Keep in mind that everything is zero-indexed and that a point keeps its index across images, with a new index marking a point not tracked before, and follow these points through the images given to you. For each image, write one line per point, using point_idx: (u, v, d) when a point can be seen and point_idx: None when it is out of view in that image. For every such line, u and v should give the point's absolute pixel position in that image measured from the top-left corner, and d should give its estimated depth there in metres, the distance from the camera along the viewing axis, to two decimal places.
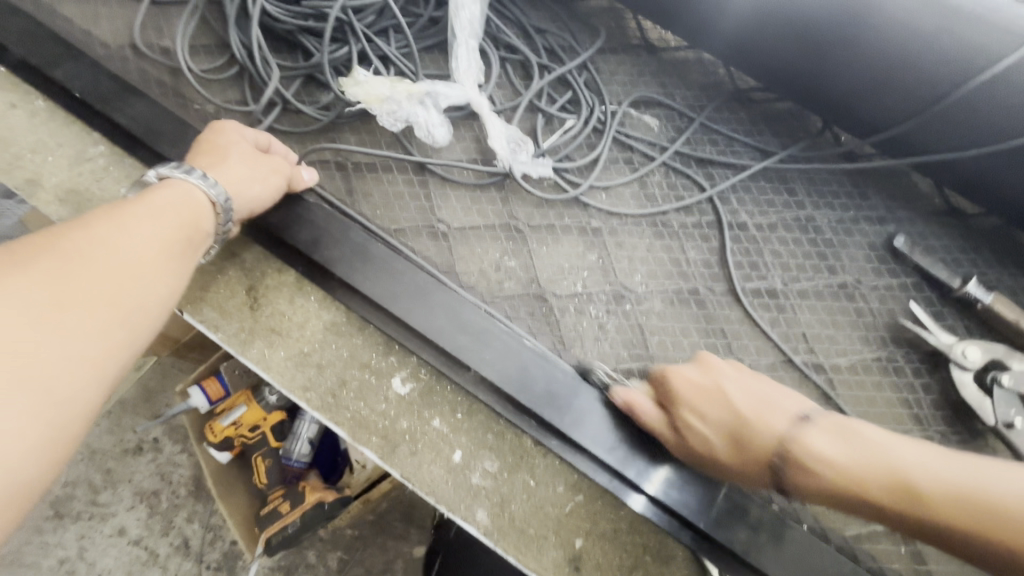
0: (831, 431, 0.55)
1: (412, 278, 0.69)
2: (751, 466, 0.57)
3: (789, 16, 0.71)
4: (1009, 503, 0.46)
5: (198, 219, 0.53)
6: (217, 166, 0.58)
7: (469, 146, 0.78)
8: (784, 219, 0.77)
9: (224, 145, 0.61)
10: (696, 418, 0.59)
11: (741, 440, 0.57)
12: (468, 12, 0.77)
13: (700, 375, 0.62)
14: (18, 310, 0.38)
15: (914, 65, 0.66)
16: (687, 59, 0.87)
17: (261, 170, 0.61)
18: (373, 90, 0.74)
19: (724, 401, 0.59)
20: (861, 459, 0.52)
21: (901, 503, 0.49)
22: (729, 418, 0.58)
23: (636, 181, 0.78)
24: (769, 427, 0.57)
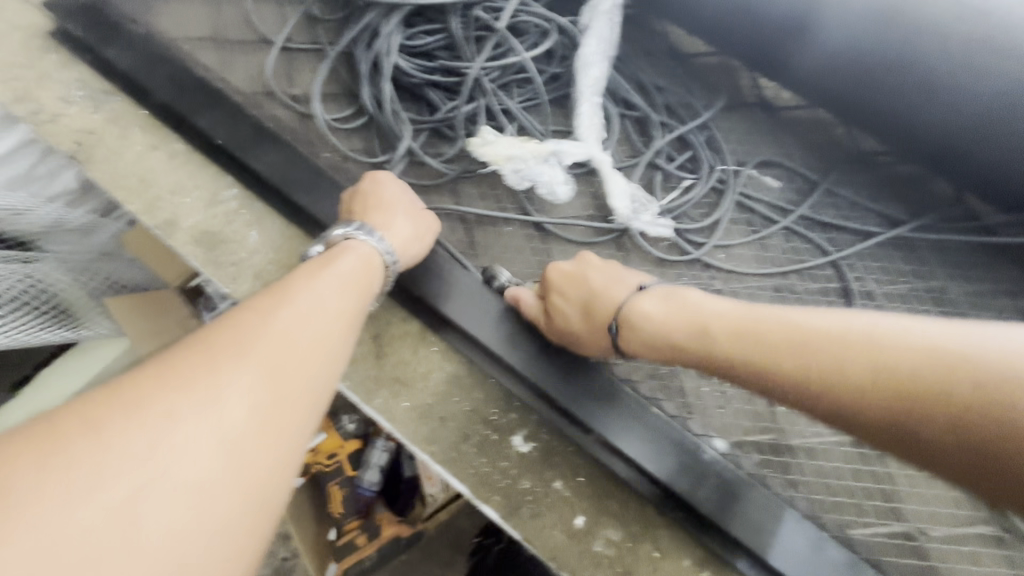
0: (659, 297, 0.62)
1: (537, 335, 0.69)
2: (598, 334, 0.65)
3: (919, 88, 0.70)
4: (803, 331, 0.51)
5: (365, 281, 0.57)
6: (387, 222, 0.63)
7: (587, 203, 0.78)
8: (914, 289, 0.75)
9: (387, 198, 0.66)
10: (569, 300, 0.66)
11: (596, 312, 0.65)
12: (596, 71, 0.79)
13: (573, 268, 0.68)
14: (248, 408, 0.40)
15: None
16: (805, 119, 0.86)
17: (416, 225, 0.66)
18: (501, 150, 0.76)
19: (584, 283, 0.66)
20: (673, 315, 0.60)
21: (730, 348, 0.54)
22: (588, 296, 0.66)
23: (756, 242, 0.77)
24: (609, 297, 0.65)
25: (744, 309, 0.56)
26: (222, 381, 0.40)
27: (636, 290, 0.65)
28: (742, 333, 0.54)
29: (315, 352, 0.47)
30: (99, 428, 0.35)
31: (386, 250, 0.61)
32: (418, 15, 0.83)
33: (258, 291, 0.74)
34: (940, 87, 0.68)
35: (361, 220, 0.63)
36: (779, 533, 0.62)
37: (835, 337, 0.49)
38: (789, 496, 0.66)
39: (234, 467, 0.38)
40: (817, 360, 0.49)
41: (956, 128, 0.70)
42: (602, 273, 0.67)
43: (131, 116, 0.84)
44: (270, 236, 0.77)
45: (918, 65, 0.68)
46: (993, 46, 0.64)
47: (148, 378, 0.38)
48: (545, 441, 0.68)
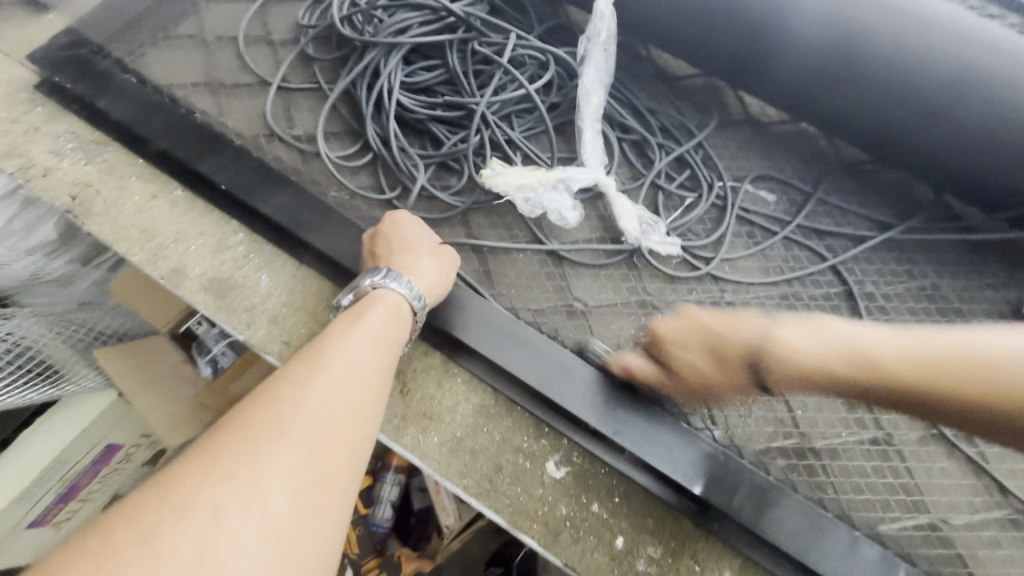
0: (800, 327, 0.55)
1: (560, 359, 0.71)
2: (733, 378, 0.60)
3: (909, 100, 0.74)
4: (1007, 361, 0.45)
5: (393, 333, 0.57)
6: (413, 266, 0.64)
7: (595, 225, 0.80)
8: (910, 289, 0.79)
9: (410, 241, 0.67)
10: (684, 349, 0.63)
11: (723, 354, 0.60)
12: (596, 100, 0.81)
13: (682, 319, 0.63)
14: (293, 492, 0.40)
15: None
16: (790, 133, 0.90)
17: (438, 267, 0.67)
18: (510, 179, 0.77)
19: (699, 328, 0.62)
20: (823, 348, 0.52)
21: (914, 382, 0.48)
22: (710, 339, 0.60)
23: (759, 253, 0.80)
24: (740, 339, 0.58)
25: (919, 340, 0.49)
26: (265, 468, 0.39)
27: (766, 319, 0.57)
28: (924, 364, 0.47)
29: (351, 418, 0.46)
30: (148, 538, 0.34)
31: (415, 295, 0.61)
32: (416, 53, 0.85)
33: (275, 336, 0.73)
34: (940, 87, 0.71)
35: (387, 266, 0.64)
36: (815, 536, 0.63)
37: (992, 359, 0.45)
38: (818, 498, 0.68)
39: (284, 559, 0.37)
40: (994, 382, 0.44)
41: (947, 131, 0.74)
42: (714, 314, 0.62)
43: (127, 165, 0.82)
44: (283, 279, 0.76)
45: (913, 78, 0.72)
46: (976, 61, 0.68)
47: (191, 474, 0.38)
48: (578, 465, 0.69)
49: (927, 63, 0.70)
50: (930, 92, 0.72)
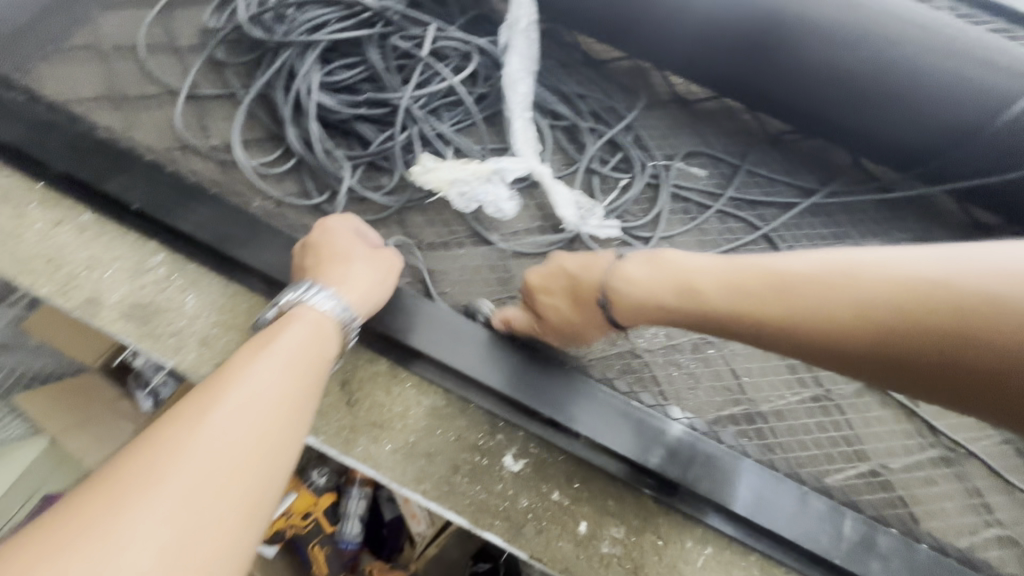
0: (681, 265, 0.56)
1: (510, 352, 0.70)
2: (593, 318, 0.62)
3: (815, 71, 0.77)
4: (877, 285, 0.44)
5: (311, 354, 0.52)
6: (344, 275, 0.62)
7: (534, 214, 0.80)
8: (835, 251, 0.83)
9: (340, 248, 0.64)
10: (546, 292, 0.65)
11: (582, 293, 0.61)
12: (523, 87, 0.80)
13: (546, 266, 0.65)
14: (156, 553, 0.35)
15: (932, 113, 0.75)
16: (716, 109, 0.92)
17: (370, 275, 0.63)
18: (442, 173, 0.75)
19: (562, 273, 0.63)
20: (710, 283, 0.53)
21: (730, 302, 0.51)
22: (572, 282, 0.62)
23: (695, 229, 0.82)
24: (594, 280, 0.61)
25: (797, 266, 0.49)
26: (124, 528, 0.35)
27: (616, 257, 0.60)
28: (801, 292, 0.47)
29: (243, 457, 0.41)
30: None
31: (338, 310, 0.58)
32: (334, 50, 0.81)
33: (207, 359, 0.69)
34: (850, 44, 0.74)
35: (313, 278, 0.61)
36: (768, 497, 0.65)
37: (807, 275, 0.48)
38: (768, 460, 0.70)
39: None
40: (859, 307, 0.44)
41: (855, 97, 0.78)
42: (575, 256, 0.63)
43: (24, 191, 0.75)
44: (211, 297, 0.72)
45: (813, 49, 0.76)
46: (868, 29, 0.73)
47: (35, 542, 0.34)
48: (536, 455, 0.68)
49: (827, 34, 0.74)
50: (837, 57, 0.75)
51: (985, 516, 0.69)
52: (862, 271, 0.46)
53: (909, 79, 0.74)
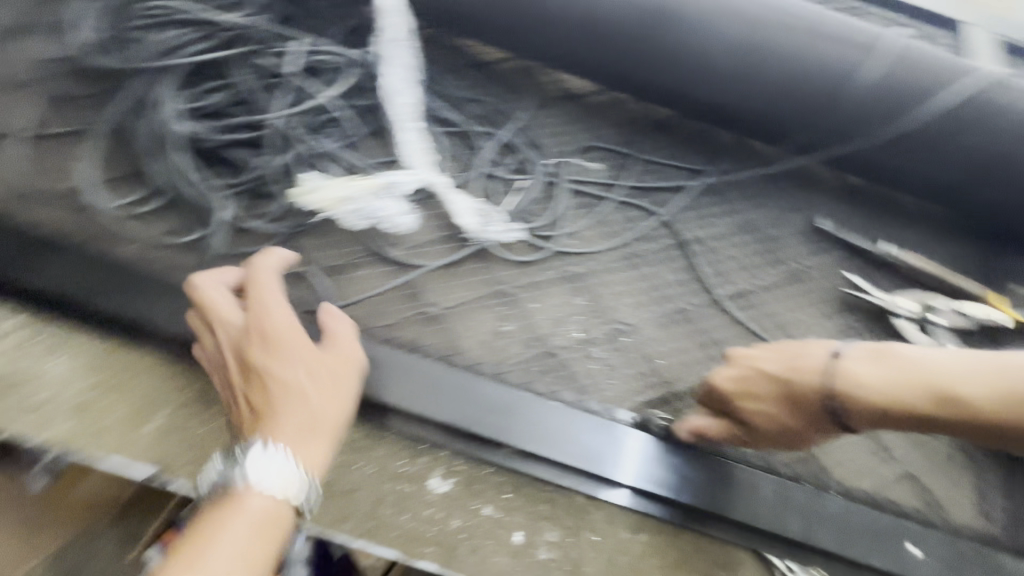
0: (879, 360, 0.57)
1: (422, 371, 0.68)
2: (812, 422, 0.59)
3: (681, 59, 0.82)
4: None
5: (263, 546, 0.47)
6: (299, 416, 0.53)
7: (434, 224, 0.76)
8: (730, 226, 0.86)
9: (273, 373, 0.54)
10: (754, 401, 0.62)
11: (800, 398, 0.59)
12: (405, 99, 0.79)
13: (733, 371, 0.64)
14: None
15: (787, 88, 0.81)
16: (605, 102, 0.94)
17: (324, 409, 0.54)
18: (329, 193, 0.71)
19: (759, 375, 0.62)
20: (948, 378, 0.53)
21: (990, 405, 0.52)
22: (780, 387, 0.60)
23: (597, 221, 0.83)
24: (813, 374, 0.58)
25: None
26: None
27: (829, 355, 0.59)
28: None
29: None
30: None
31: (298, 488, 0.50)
32: (197, 74, 0.75)
33: (82, 429, 0.62)
34: (716, 29, 0.79)
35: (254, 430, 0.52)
36: (689, 475, 0.68)
37: None
38: (690, 437, 0.72)
39: None
40: None
41: (720, 79, 0.83)
42: (772, 354, 0.62)
43: None
44: (81, 358, 0.65)
45: (675, 39, 0.81)
46: (721, 16, 0.79)
47: None
48: (462, 471, 0.66)
49: (685, 24, 0.80)
50: (698, 45, 0.81)
51: (883, 457, 0.75)
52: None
53: (762, 60, 0.80)
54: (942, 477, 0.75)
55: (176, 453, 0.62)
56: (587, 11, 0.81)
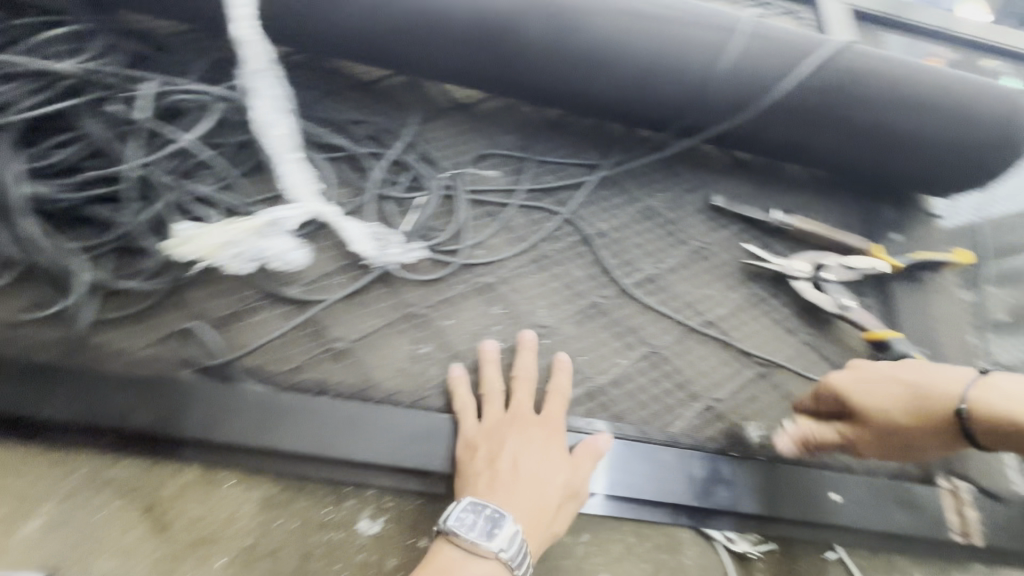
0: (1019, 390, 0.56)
1: (335, 412, 0.65)
2: (936, 433, 0.59)
3: (559, 55, 0.83)
4: None
5: None
6: (501, 484, 0.60)
7: (333, 254, 0.74)
8: (631, 216, 0.88)
9: (546, 467, 0.62)
10: (869, 408, 0.62)
11: (928, 409, 0.59)
12: (280, 128, 0.74)
13: (853, 375, 0.65)
14: None
15: (662, 72, 0.84)
16: (496, 108, 0.94)
17: (557, 512, 0.61)
18: (206, 241, 0.66)
19: (886, 383, 0.62)
20: None
21: None
22: (911, 395, 0.60)
23: (502, 228, 0.82)
24: (946, 392, 0.58)
25: None
26: None
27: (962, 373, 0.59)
28: None
29: None
30: None
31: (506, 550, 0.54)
32: (39, 131, 0.69)
33: None
34: (576, 27, 0.81)
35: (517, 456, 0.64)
36: (620, 467, 0.69)
37: None
38: (620, 429, 0.72)
39: None
40: None
41: (599, 70, 0.84)
42: (897, 366, 0.63)
43: None
44: None
45: (550, 36, 0.81)
46: (589, 9, 0.81)
47: None
48: (391, 507, 0.65)
49: (557, 19, 0.80)
50: (572, 39, 0.82)
51: None
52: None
53: (634, 48, 0.82)
54: None
55: (70, 548, 0.57)
56: (460, 15, 0.79)
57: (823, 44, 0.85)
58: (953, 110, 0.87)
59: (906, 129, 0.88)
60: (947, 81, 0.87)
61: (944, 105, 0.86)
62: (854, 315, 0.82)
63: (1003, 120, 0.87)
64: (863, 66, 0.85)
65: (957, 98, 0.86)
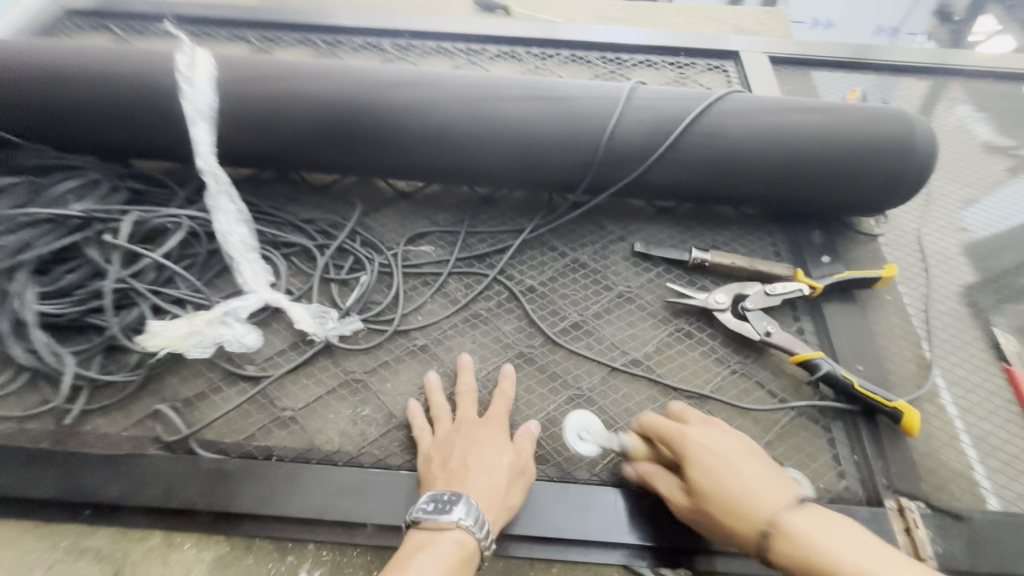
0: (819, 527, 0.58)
1: (275, 473, 0.73)
2: (736, 527, 0.61)
3: (479, 135, 0.94)
4: None
5: (454, 560, 0.60)
6: (452, 478, 0.68)
7: (285, 335, 0.86)
8: (558, 270, 0.96)
9: (491, 455, 0.70)
10: (700, 473, 0.64)
11: (740, 508, 0.61)
12: (237, 235, 0.90)
13: (700, 441, 0.66)
14: None
15: (572, 135, 0.93)
16: (436, 193, 1.07)
17: (510, 488, 0.68)
18: (172, 332, 0.80)
19: (724, 465, 0.64)
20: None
21: None
22: (733, 488, 0.62)
23: (436, 295, 0.92)
24: (758, 507, 0.60)
25: None
26: None
27: (784, 499, 0.60)
28: None
29: None
30: None
31: (469, 521, 0.62)
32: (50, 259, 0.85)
33: None
34: (491, 110, 0.94)
35: (463, 455, 0.71)
36: (542, 508, 0.73)
37: None
38: (545, 470, 0.76)
39: None
40: None
41: (514, 141, 0.94)
42: (742, 466, 0.64)
43: None
44: None
45: (469, 120, 0.93)
46: (504, 95, 0.94)
47: None
48: (329, 559, 0.70)
49: (475, 107, 0.94)
50: (489, 119, 0.93)
51: None
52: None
53: (543, 119, 0.93)
54: (793, 445, 0.79)
55: None
56: (390, 116, 0.93)
57: (711, 96, 0.95)
58: (862, 137, 0.92)
59: (814, 155, 0.93)
60: (827, 108, 0.95)
61: (852, 135, 0.92)
62: (776, 340, 0.84)
63: (894, 130, 0.92)
64: (741, 108, 0.94)
65: (841, 119, 0.93)
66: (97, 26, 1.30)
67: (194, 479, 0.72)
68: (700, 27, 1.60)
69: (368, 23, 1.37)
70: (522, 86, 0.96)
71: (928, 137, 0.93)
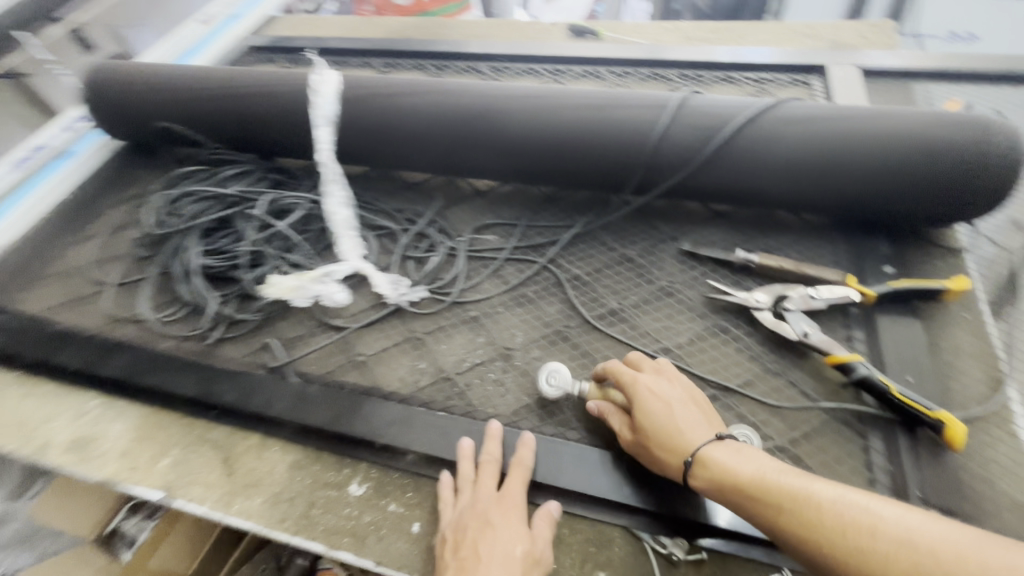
0: (735, 453, 0.67)
1: (344, 402, 0.90)
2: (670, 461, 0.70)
3: (541, 137, 1.06)
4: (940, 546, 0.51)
5: None
6: (464, 565, 0.69)
7: (367, 297, 1.04)
8: (605, 263, 1.04)
9: (503, 547, 0.70)
10: (643, 413, 0.73)
11: (674, 444, 0.70)
12: (341, 215, 1.12)
13: (648, 387, 0.76)
14: None
15: (623, 137, 1.01)
16: (507, 191, 1.21)
17: None
18: (284, 284, 1.01)
19: (664, 407, 0.73)
20: (766, 482, 0.62)
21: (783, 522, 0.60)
22: (670, 426, 0.71)
23: (491, 276, 1.05)
24: (688, 442, 0.70)
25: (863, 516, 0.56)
26: None
27: (712, 439, 0.69)
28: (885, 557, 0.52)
29: None
30: None
31: None
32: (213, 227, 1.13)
33: (125, 465, 0.90)
34: (552, 114, 1.05)
35: (478, 540, 0.71)
36: (556, 464, 0.80)
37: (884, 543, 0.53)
38: (564, 433, 0.84)
39: None
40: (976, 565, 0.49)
41: (571, 142, 1.04)
42: (682, 411, 0.73)
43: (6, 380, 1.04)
44: (131, 420, 0.96)
45: (533, 123, 1.05)
46: (565, 101, 1.05)
47: None
48: (375, 477, 0.85)
49: (538, 111, 1.05)
50: (549, 122, 1.05)
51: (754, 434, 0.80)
52: (917, 542, 0.52)
53: (598, 123, 1.02)
54: (818, 446, 0.78)
55: (175, 479, 0.87)
56: (466, 120, 1.09)
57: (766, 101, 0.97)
58: (933, 141, 0.88)
59: (877, 160, 0.90)
60: (894, 113, 0.92)
61: (920, 140, 0.88)
62: (813, 341, 0.84)
63: (969, 135, 0.87)
64: (798, 114, 0.95)
65: (909, 124, 0.90)
66: (268, 60, 1.67)
67: (285, 398, 0.92)
68: (796, 44, 1.58)
69: (470, 50, 1.57)
70: (582, 93, 1.06)
71: (1016, 144, 0.87)
